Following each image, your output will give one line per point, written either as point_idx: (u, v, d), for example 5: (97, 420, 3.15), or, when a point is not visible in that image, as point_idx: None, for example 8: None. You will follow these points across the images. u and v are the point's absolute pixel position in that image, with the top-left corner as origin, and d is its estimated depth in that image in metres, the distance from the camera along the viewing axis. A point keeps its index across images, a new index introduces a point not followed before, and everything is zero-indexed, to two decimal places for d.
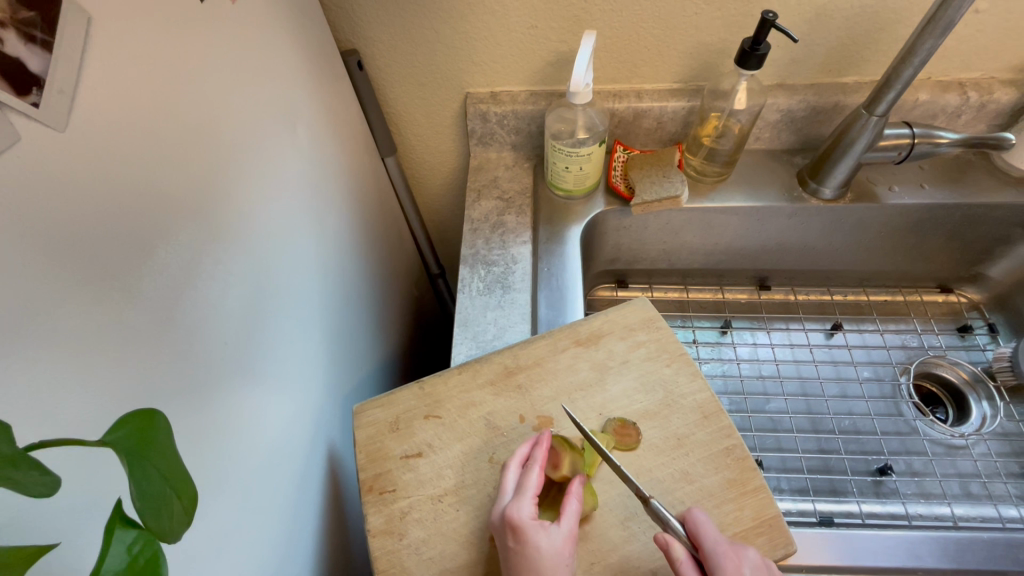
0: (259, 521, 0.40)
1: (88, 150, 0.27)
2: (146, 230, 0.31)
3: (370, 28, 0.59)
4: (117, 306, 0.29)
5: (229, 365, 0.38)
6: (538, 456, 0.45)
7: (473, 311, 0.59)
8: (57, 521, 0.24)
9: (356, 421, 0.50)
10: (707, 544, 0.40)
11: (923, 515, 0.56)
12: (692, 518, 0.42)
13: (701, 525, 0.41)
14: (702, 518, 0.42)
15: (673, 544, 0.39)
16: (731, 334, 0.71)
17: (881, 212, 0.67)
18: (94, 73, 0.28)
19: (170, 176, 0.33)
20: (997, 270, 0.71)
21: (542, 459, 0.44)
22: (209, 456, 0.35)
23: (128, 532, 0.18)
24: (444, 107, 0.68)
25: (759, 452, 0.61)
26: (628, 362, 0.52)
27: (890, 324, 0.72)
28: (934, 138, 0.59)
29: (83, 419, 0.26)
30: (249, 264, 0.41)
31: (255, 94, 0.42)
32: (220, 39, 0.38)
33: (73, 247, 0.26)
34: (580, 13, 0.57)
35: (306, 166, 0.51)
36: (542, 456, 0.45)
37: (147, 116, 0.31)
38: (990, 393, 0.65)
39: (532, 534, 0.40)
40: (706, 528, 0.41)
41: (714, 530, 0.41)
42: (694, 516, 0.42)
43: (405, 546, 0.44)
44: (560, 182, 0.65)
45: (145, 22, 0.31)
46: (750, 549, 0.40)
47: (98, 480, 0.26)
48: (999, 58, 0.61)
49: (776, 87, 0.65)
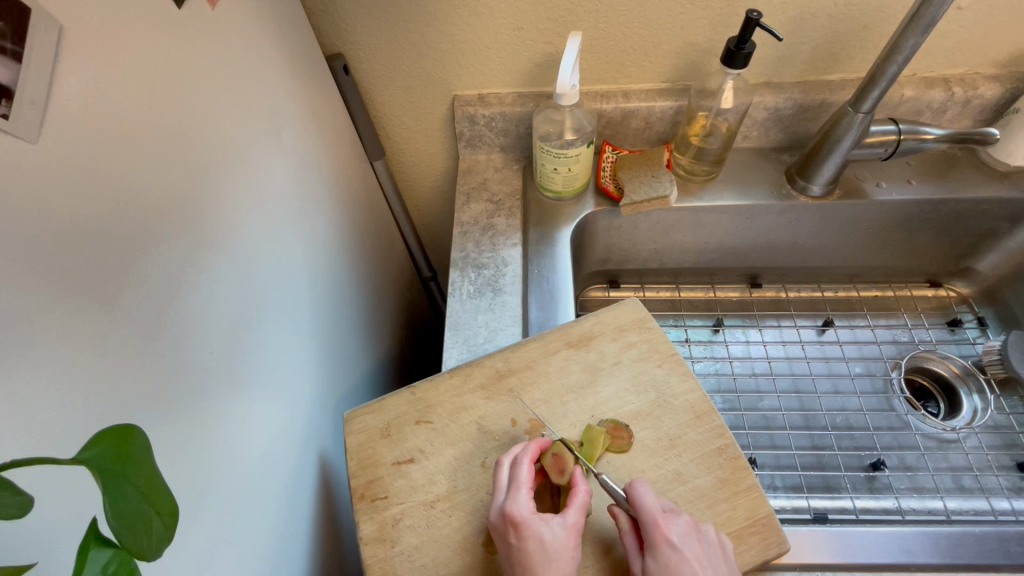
0: (250, 532, 0.40)
1: (63, 161, 0.27)
2: (126, 241, 0.30)
3: (355, 32, 0.58)
4: (97, 319, 0.28)
5: (216, 376, 0.38)
6: (526, 448, 0.45)
7: (463, 315, 0.58)
8: (24, 540, 0.23)
9: (347, 428, 0.49)
10: (640, 512, 0.41)
11: (916, 509, 0.56)
12: (631, 488, 0.43)
13: (637, 496, 0.42)
14: (642, 489, 0.43)
15: (620, 515, 0.43)
16: (723, 332, 0.71)
17: (870, 208, 0.67)
18: (66, 82, 0.27)
19: (151, 185, 0.32)
20: (986, 264, 0.72)
21: (533, 452, 0.44)
22: (195, 469, 0.34)
23: (103, 552, 0.18)
24: (431, 109, 0.68)
25: (753, 449, 0.60)
26: (619, 363, 0.52)
27: (880, 319, 0.72)
28: (919, 134, 0.59)
29: (64, 435, 0.26)
30: (235, 272, 0.41)
31: (237, 99, 0.42)
32: (200, 46, 0.38)
33: (50, 262, 0.26)
34: (565, 14, 0.57)
35: (292, 171, 0.51)
36: (532, 449, 0.45)
37: (124, 125, 0.31)
38: (980, 386, 0.65)
39: (534, 528, 0.40)
40: (642, 498, 0.42)
41: (652, 499, 0.42)
42: (636, 489, 0.43)
43: (398, 554, 0.43)
44: (549, 184, 0.65)
45: (117, 29, 0.30)
46: (683, 516, 0.42)
47: (72, 497, 0.25)
48: (982, 54, 0.61)
49: (763, 85, 0.65)
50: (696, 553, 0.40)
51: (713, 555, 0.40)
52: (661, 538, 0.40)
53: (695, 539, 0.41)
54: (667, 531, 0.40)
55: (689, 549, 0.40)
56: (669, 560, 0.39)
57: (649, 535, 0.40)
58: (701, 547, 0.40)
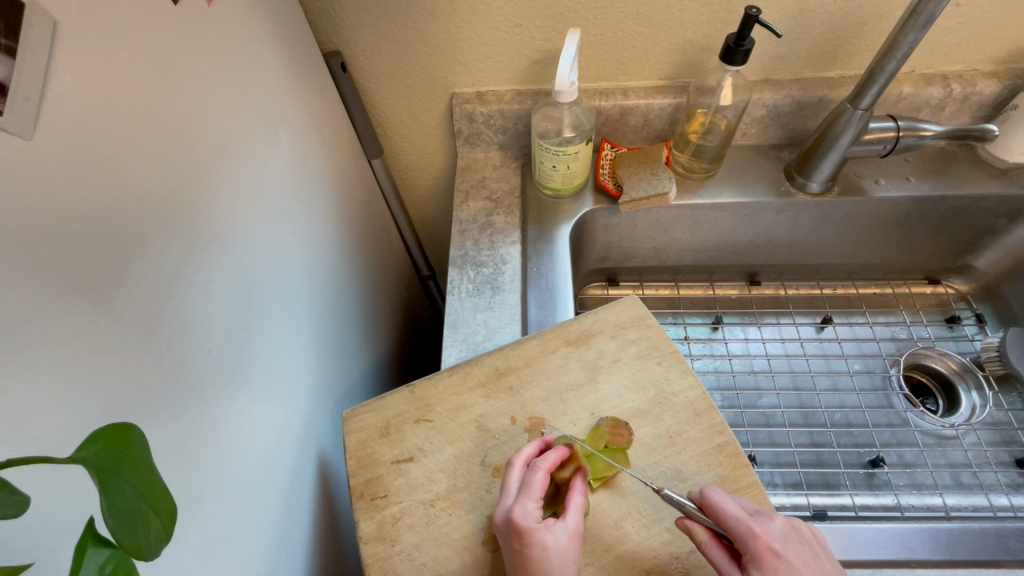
0: (249, 531, 0.40)
1: (56, 158, 0.26)
2: (121, 240, 0.30)
3: (352, 29, 0.58)
4: (94, 318, 0.28)
5: (214, 376, 0.37)
6: (545, 456, 0.44)
7: (463, 314, 0.58)
8: (21, 542, 0.23)
9: (346, 427, 0.49)
10: (730, 524, 0.41)
11: (914, 506, 0.56)
12: (713, 502, 0.42)
13: (720, 507, 0.41)
14: (719, 498, 0.42)
15: (696, 528, 0.41)
16: (722, 330, 0.71)
17: (869, 205, 0.67)
18: (60, 78, 0.27)
19: (147, 183, 0.32)
20: (984, 261, 0.72)
21: (552, 462, 0.44)
22: (192, 470, 0.34)
23: (100, 551, 0.18)
24: (430, 107, 0.67)
25: (752, 447, 0.61)
26: (619, 361, 0.52)
27: (879, 315, 0.72)
28: (919, 131, 0.59)
29: (62, 434, 0.25)
30: (231, 271, 0.40)
31: (233, 96, 0.42)
32: (196, 42, 0.37)
33: (44, 260, 0.25)
34: (563, 11, 0.57)
35: (289, 168, 0.51)
36: (553, 459, 0.44)
37: (119, 122, 0.30)
38: (979, 383, 0.65)
39: (539, 535, 0.40)
40: (726, 507, 0.41)
41: (733, 507, 0.41)
42: (712, 498, 0.42)
43: (397, 553, 0.43)
44: (548, 181, 0.65)
45: (112, 26, 0.30)
46: (775, 518, 0.42)
47: (69, 499, 0.25)
48: (981, 50, 0.61)
49: (762, 83, 0.65)
50: (802, 556, 0.40)
51: (813, 553, 0.41)
52: (765, 548, 0.40)
53: (795, 540, 0.41)
54: (767, 539, 0.40)
55: (793, 552, 0.40)
56: (777, 570, 0.39)
57: (751, 547, 0.40)
58: (802, 549, 0.40)
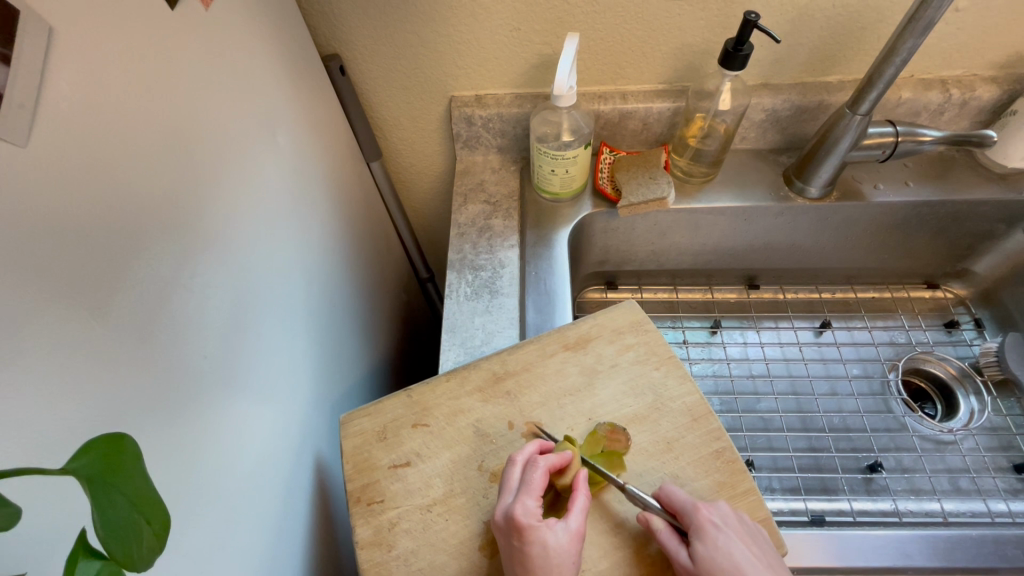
0: (245, 537, 0.40)
1: (51, 165, 0.26)
2: (117, 245, 0.30)
3: (351, 32, 0.58)
4: (90, 325, 0.28)
5: (209, 381, 0.37)
6: (545, 455, 0.44)
7: (461, 317, 0.58)
8: (13, 552, 0.23)
9: (344, 430, 0.49)
10: (679, 505, 0.43)
11: (913, 511, 0.56)
12: (665, 493, 0.44)
13: (671, 491, 0.44)
14: (671, 486, 0.45)
15: (650, 516, 0.43)
16: (720, 333, 0.71)
17: (868, 210, 0.67)
18: (56, 84, 0.27)
19: (144, 188, 0.32)
20: (983, 265, 0.72)
21: (551, 461, 0.43)
22: (186, 478, 0.34)
23: (92, 563, 0.18)
24: (429, 109, 0.67)
25: (750, 451, 0.60)
26: (617, 366, 0.52)
27: (878, 320, 0.72)
28: (917, 136, 0.59)
29: (55, 442, 0.25)
30: (228, 275, 0.40)
31: (231, 100, 0.42)
32: (194, 46, 0.37)
33: (39, 267, 0.25)
34: (562, 15, 0.57)
35: (287, 172, 0.50)
36: (553, 459, 0.44)
37: (115, 128, 0.30)
38: (977, 388, 0.66)
39: (539, 533, 0.39)
40: (677, 493, 0.44)
41: (683, 492, 0.44)
42: (666, 487, 0.45)
43: (394, 558, 0.43)
44: (547, 185, 0.65)
45: (107, 31, 0.30)
46: (721, 501, 0.44)
47: (62, 509, 0.25)
48: (981, 56, 0.61)
49: (761, 87, 0.65)
50: (739, 529, 0.41)
51: (756, 535, 0.42)
52: (707, 520, 0.41)
53: (737, 520, 0.42)
54: (709, 514, 0.42)
55: (733, 528, 0.41)
56: (718, 539, 0.40)
57: (694, 521, 0.41)
58: (738, 525, 0.42)
